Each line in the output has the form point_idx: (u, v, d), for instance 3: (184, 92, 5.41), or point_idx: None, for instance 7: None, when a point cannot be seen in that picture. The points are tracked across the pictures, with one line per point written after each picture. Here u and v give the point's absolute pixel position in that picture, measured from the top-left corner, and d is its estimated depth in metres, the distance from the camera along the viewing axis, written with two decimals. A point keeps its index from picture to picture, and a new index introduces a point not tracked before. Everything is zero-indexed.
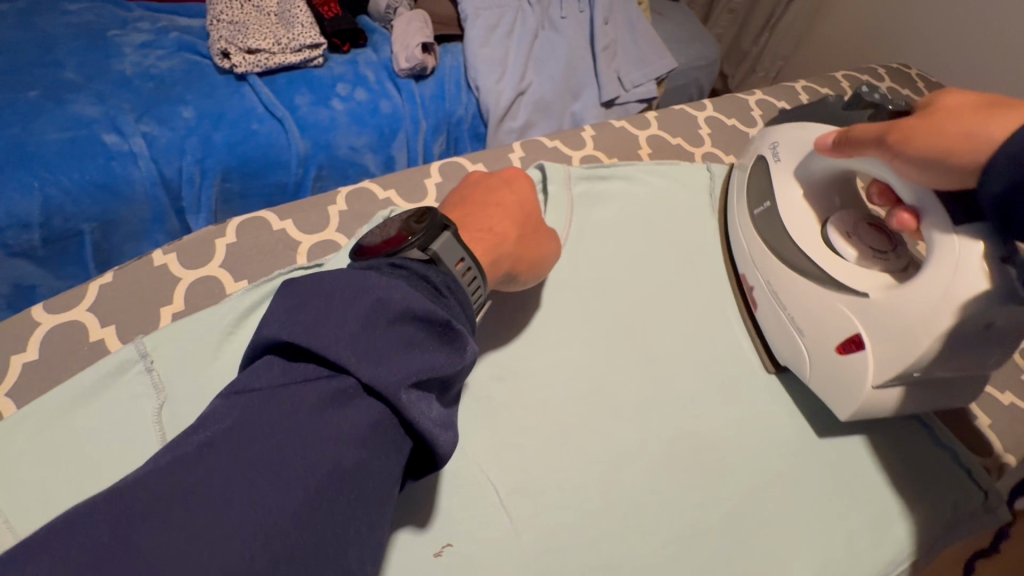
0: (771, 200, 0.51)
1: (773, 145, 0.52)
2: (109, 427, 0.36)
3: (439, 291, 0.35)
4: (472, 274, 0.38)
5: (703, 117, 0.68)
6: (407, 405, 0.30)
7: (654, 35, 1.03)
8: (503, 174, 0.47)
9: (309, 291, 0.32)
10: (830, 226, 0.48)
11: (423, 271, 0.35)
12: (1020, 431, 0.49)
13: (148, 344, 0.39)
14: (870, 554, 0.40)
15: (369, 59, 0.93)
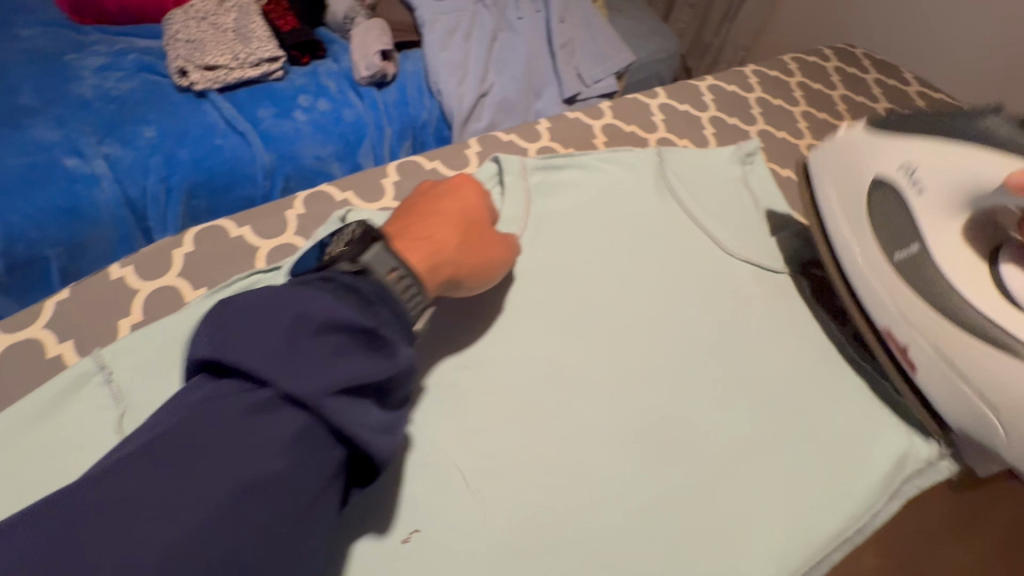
0: (920, 241, 0.45)
1: (909, 169, 0.47)
2: (70, 439, 0.37)
3: (368, 298, 0.33)
4: (408, 283, 0.35)
5: (656, 105, 0.69)
6: (331, 413, 0.28)
7: (609, 31, 1.05)
8: (450, 182, 0.47)
9: (229, 308, 0.30)
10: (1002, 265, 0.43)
11: (354, 280, 0.33)
12: None
13: (105, 356, 0.39)
14: (836, 509, 0.41)
15: (330, 69, 0.94)
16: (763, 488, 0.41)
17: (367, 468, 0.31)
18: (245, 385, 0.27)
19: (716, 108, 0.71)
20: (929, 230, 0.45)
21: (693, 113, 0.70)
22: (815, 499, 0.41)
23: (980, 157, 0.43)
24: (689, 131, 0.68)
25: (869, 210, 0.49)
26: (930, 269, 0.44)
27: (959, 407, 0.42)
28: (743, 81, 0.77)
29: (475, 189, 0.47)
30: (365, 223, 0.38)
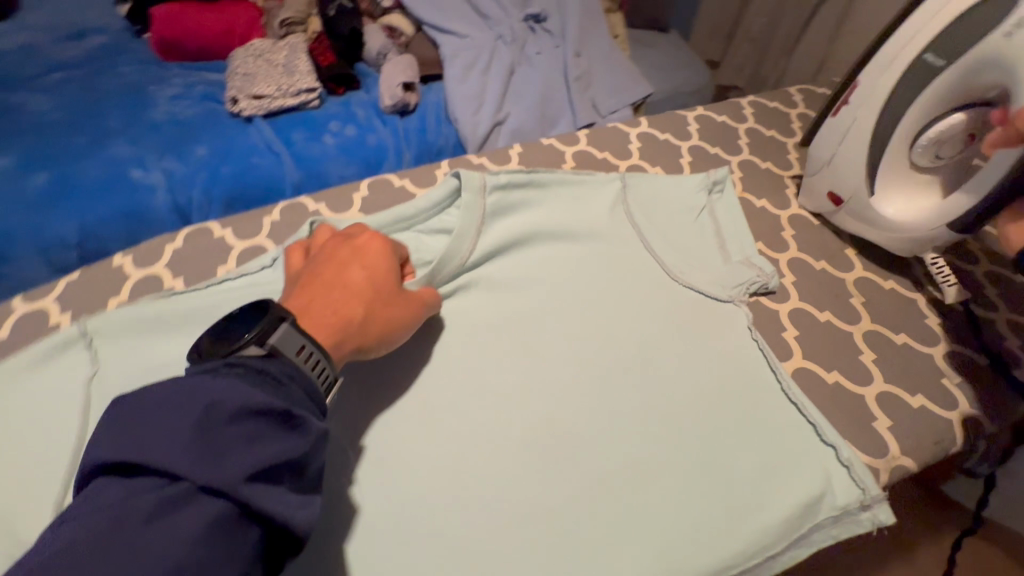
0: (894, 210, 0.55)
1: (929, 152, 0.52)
2: (53, 392, 0.45)
3: (279, 381, 0.32)
4: (319, 362, 0.35)
5: (635, 133, 0.71)
6: (248, 499, 0.27)
7: (628, 65, 1.08)
8: (355, 242, 0.45)
9: (129, 411, 0.29)
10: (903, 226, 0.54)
11: (262, 365, 0.32)
12: (929, 434, 0.46)
13: (87, 325, 0.47)
14: (725, 542, 0.39)
15: (361, 99, 1.04)
16: (646, 509, 0.40)
17: (288, 551, 0.30)
18: (160, 483, 0.26)
19: (699, 137, 0.71)
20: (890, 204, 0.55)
21: (673, 142, 0.70)
22: (701, 528, 0.40)
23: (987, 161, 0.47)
24: (665, 158, 0.69)
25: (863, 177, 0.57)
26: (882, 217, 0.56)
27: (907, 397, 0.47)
28: (737, 110, 0.76)
29: (385, 251, 0.45)
30: (271, 300, 0.37)
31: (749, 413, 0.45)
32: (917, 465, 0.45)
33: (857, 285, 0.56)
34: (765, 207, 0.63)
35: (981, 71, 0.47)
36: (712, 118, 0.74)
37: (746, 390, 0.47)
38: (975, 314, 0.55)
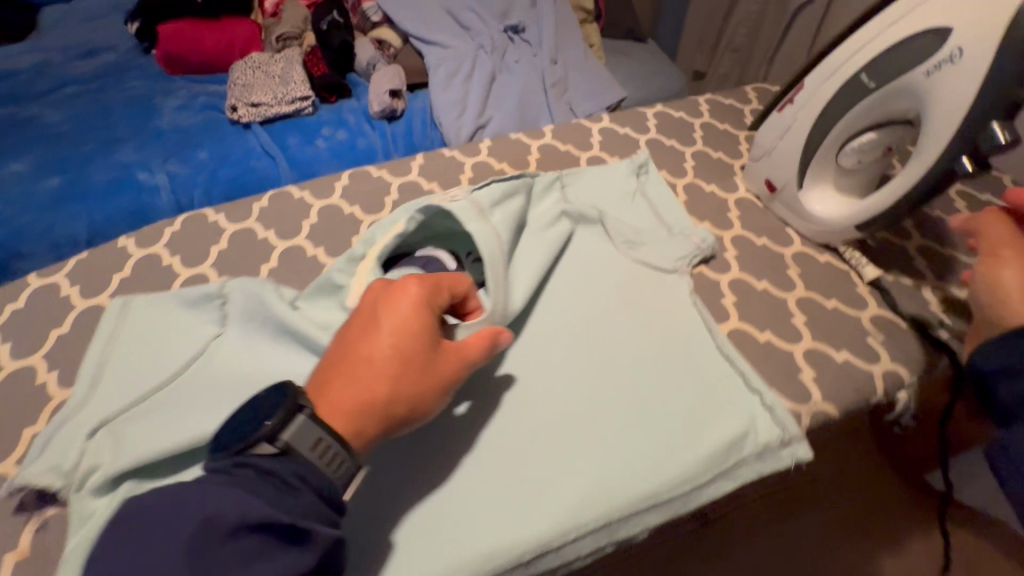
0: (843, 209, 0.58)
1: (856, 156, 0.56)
2: (184, 331, 0.49)
3: (287, 484, 0.33)
4: (336, 452, 0.35)
5: (597, 129, 0.76)
6: None
7: (602, 70, 1.14)
8: (379, 299, 0.40)
9: (136, 518, 0.30)
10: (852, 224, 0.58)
11: (273, 466, 0.33)
12: (849, 384, 0.51)
13: (230, 286, 0.51)
14: (653, 473, 0.44)
15: (352, 106, 1.11)
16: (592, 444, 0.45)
17: None
18: None
19: (657, 131, 0.77)
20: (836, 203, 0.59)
21: (632, 136, 0.76)
22: (639, 460, 0.45)
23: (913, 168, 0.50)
24: (625, 150, 0.74)
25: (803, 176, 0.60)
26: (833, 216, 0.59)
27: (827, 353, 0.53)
28: (694, 107, 0.82)
29: (417, 309, 0.39)
30: (290, 387, 0.36)
31: (682, 367, 0.50)
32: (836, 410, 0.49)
33: (794, 258, 0.61)
34: (713, 192, 0.69)
35: (893, 95, 0.51)
36: (671, 113, 0.80)
37: (680, 349, 0.52)
38: (904, 282, 0.59)
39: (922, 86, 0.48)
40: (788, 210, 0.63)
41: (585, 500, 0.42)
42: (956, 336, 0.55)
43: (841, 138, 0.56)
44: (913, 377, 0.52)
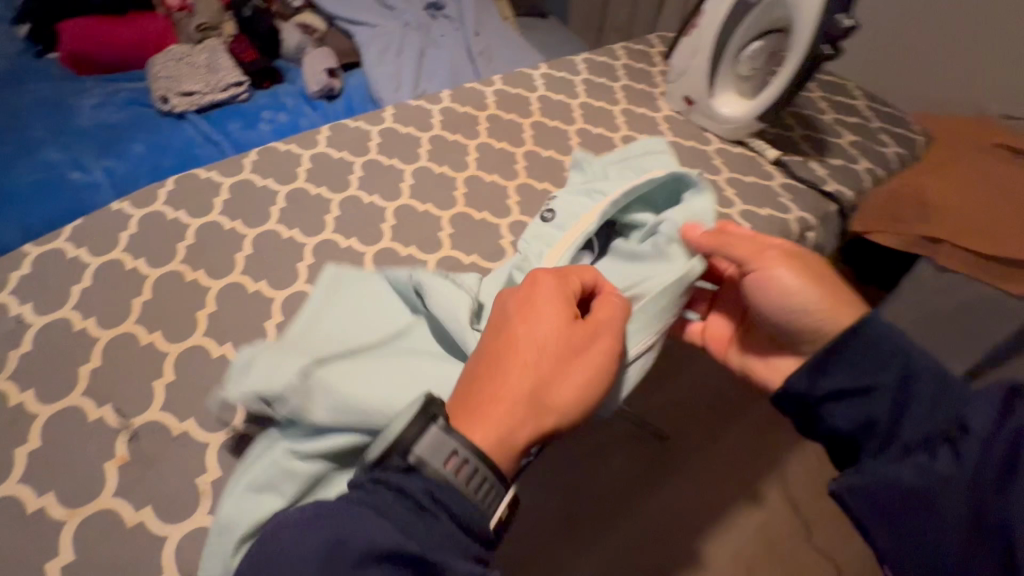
0: (743, 109, 0.74)
1: (746, 60, 0.73)
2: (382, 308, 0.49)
3: (421, 506, 0.32)
4: (480, 473, 0.33)
5: (539, 74, 0.87)
6: None
7: (520, 40, 1.26)
8: (520, 296, 0.41)
9: (277, 537, 0.31)
10: (752, 118, 0.73)
11: (402, 482, 0.33)
12: (773, 230, 0.66)
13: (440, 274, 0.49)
14: None
15: (287, 90, 1.13)
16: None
17: None
18: None
19: (589, 72, 0.89)
20: (737, 105, 0.75)
21: (569, 77, 0.87)
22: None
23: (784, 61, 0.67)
24: (566, 88, 0.85)
25: (711, 85, 0.77)
26: (733, 116, 0.75)
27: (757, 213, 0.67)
28: (614, 53, 0.95)
29: (562, 311, 0.39)
30: (427, 395, 0.36)
31: None
32: None
33: (717, 152, 0.76)
34: (645, 112, 0.82)
35: (768, 8, 0.68)
36: (597, 58, 0.93)
37: None
38: (797, 159, 0.76)
39: None
40: (703, 116, 0.78)
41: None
42: (839, 191, 0.72)
43: (738, 48, 0.72)
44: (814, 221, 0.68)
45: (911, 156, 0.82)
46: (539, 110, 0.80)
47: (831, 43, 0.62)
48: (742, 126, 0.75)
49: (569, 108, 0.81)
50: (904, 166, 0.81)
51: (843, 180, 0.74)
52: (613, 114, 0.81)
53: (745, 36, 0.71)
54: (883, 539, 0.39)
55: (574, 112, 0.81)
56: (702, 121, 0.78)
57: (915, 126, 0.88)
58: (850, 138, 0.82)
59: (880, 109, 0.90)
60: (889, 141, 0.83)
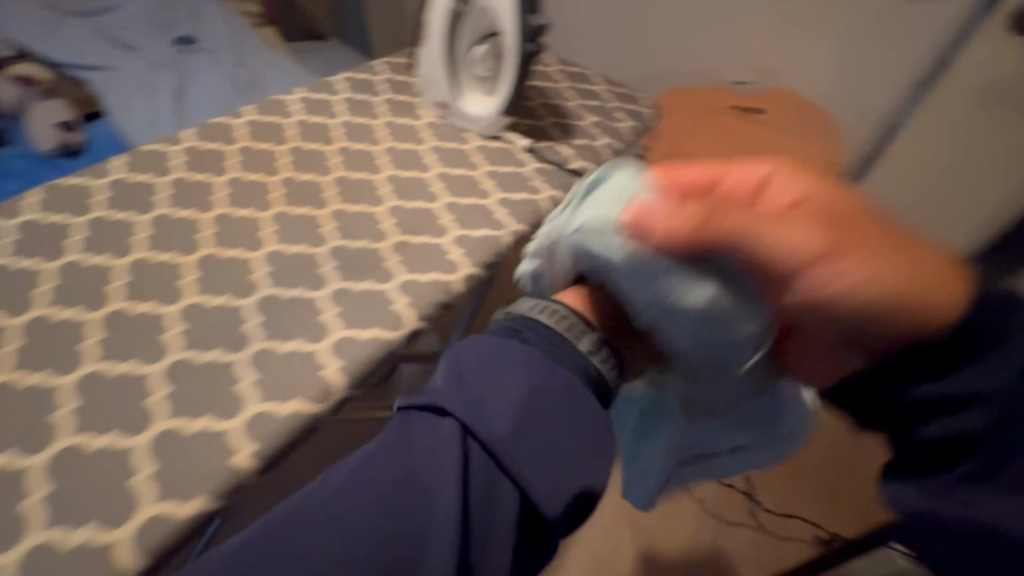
0: (487, 109, 0.80)
1: (474, 66, 0.78)
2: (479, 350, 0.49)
3: (523, 336, 0.41)
4: (575, 320, 0.42)
5: (296, 99, 0.86)
6: (509, 467, 0.33)
7: (292, 65, 1.23)
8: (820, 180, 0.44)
9: (465, 356, 0.38)
10: (497, 116, 0.80)
11: (522, 326, 0.42)
12: (528, 209, 0.72)
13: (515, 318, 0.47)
14: (412, 303, 0.57)
15: (13, 153, 0.97)
16: (387, 291, 0.58)
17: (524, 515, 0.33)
18: (456, 425, 0.34)
19: (348, 90, 0.90)
20: (481, 105, 0.81)
21: (328, 98, 0.87)
22: (421, 288, 0.59)
23: (504, 64, 0.74)
24: (325, 110, 0.86)
25: (453, 90, 0.81)
26: (481, 116, 0.81)
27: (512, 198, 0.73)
28: (374, 68, 0.97)
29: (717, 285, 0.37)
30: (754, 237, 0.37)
31: (410, 231, 0.66)
32: (526, 226, 0.69)
33: (475, 149, 0.81)
34: (406, 122, 0.85)
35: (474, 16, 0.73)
36: (356, 76, 0.94)
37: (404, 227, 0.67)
38: (546, 144, 0.84)
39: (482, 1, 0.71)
40: (459, 117, 0.83)
41: (392, 324, 0.55)
42: (582, 165, 0.82)
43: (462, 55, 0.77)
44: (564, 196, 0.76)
45: (642, 127, 0.96)
46: (297, 135, 0.79)
47: (531, 40, 0.70)
48: (493, 126, 0.81)
49: (329, 129, 0.82)
50: (639, 136, 0.95)
51: (586, 155, 0.84)
52: (376, 128, 0.83)
53: (464, 42, 0.76)
54: (937, 546, 0.35)
55: (334, 132, 0.81)
56: (456, 124, 0.84)
57: (643, 102, 1.03)
58: (591, 119, 0.93)
59: (615, 91, 1.03)
60: (622, 117, 0.96)
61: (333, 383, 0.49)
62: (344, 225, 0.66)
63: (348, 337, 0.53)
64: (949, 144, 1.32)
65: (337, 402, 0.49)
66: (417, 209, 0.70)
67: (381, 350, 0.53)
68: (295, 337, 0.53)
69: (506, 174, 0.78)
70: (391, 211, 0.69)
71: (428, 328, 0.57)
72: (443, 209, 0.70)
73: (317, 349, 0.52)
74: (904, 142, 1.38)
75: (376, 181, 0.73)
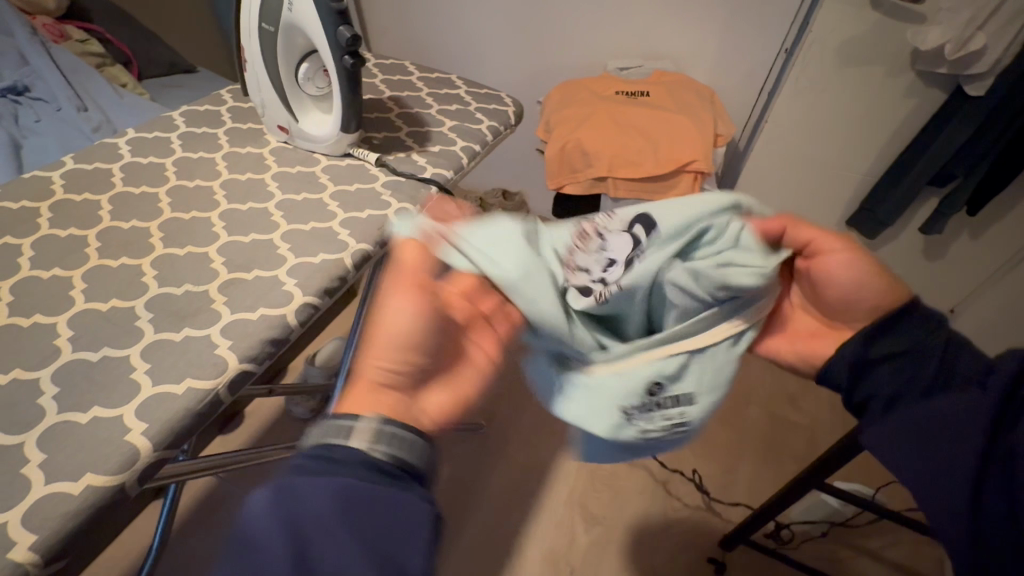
0: (328, 127, 0.77)
1: (307, 85, 0.75)
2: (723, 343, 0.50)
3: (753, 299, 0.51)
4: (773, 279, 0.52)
5: (124, 141, 0.80)
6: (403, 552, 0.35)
7: (144, 102, 1.15)
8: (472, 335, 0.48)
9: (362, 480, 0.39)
10: (340, 134, 0.76)
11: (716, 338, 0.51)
12: (375, 227, 0.69)
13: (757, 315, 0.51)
14: (236, 345, 0.54)
15: None
16: (209, 336, 0.54)
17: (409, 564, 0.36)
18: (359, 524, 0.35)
19: (186, 125, 0.85)
20: (322, 125, 0.77)
21: (162, 135, 0.82)
22: (248, 327, 0.55)
23: (332, 77, 0.71)
24: (159, 148, 0.80)
25: (291, 114, 0.77)
26: (323, 137, 0.77)
27: (356, 218, 0.70)
28: (216, 98, 0.91)
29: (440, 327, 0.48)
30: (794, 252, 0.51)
31: (243, 269, 0.62)
32: (370, 245, 0.67)
33: (323, 170, 0.78)
34: (249, 151, 0.81)
35: (288, 33, 0.70)
36: (196, 108, 0.89)
37: (236, 264, 0.63)
38: (400, 156, 0.83)
39: (293, 18, 0.68)
40: (303, 140, 0.79)
41: (214, 371, 0.51)
42: (436, 173, 0.80)
43: (291, 76, 0.74)
44: (417, 206, 0.74)
45: (503, 125, 0.95)
46: (122, 180, 0.73)
47: (351, 52, 0.68)
48: (340, 144, 0.78)
49: (160, 169, 0.76)
50: (501, 136, 0.94)
51: (441, 163, 0.82)
52: (215, 161, 0.78)
53: (287, 62, 0.73)
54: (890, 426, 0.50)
55: (166, 171, 0.76)
56: (305, 147, 0.80)
57: (506, 98, 1.02)
58: (450, 124, 0.92)
59: (477, 92, 1.02)
60: (482, 117, 0.95)
61: (138, 448, 0.45)
62: (166, 272, 0.61)
63: (161, 394, 0.49)
64: (812, 108, 1.51)
65: (147, 466, 0.46)
66: (253, 242, 0.66)
67: (200, 402, 0.49)
68: (95, 404, 0.48)
69: (355, 190, 0.75)
70: (224, 248, 0.65)
71: (257, 369, 0.54)
72: (282, 239, 0.66)
73: (122, 413, 0.47)
74: (773, 114, 1.57)
75: (210, 219, 0.69)
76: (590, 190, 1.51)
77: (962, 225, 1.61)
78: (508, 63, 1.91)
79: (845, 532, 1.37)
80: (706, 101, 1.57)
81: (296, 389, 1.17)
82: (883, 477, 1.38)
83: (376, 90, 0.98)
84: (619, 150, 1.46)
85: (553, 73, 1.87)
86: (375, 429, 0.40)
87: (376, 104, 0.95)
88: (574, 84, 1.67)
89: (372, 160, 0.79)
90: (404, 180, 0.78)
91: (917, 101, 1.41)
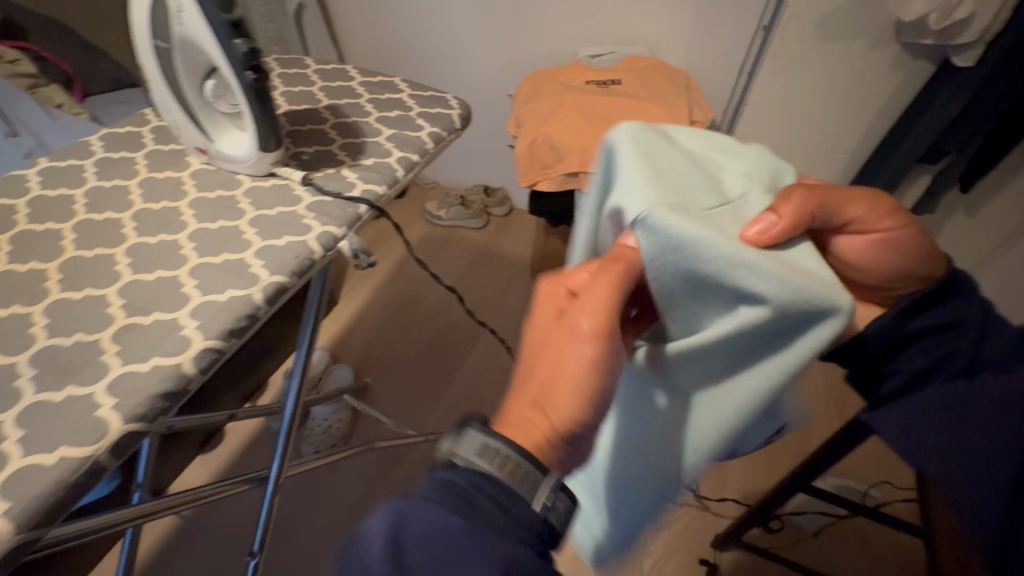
0: (245, 148, 0.71)
1: (218, 101, 0.70)
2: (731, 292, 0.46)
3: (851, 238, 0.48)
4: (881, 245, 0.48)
5: (35, 172, 0.75)
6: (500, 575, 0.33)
7: (75, 120, 1.11)
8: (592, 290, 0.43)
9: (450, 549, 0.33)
10: (258, 154, 0.71)
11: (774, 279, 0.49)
12: (293, 255, 0.64)
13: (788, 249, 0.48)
14: (121, 404, 0.49)
15: None
16: (93, 394, 0.50)
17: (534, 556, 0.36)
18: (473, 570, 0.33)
19: (103, 151, 0.79)
20: (238, 146, 0.72)
21: (76, 162, 0.77)
22: (138, 381, 0.51)
23: (238, 92, 0.65)
24: (70, 177, 0.75)
25: (205, 136, 0.71)
26: (241, 158, 0.72)
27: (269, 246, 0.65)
28: (139, 118, 0.86)
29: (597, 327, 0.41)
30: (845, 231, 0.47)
31: (144, 313, 0.57)
32: (283, 277, 0.62)
33: (244, 193, 0.73)
34: (168, 175, 0.75)
35: (183, 50, 0.65)
36: (116, 130, 0.83)
37: (138, 307, 0.58)
38: (330, 172, 0.77)
39: (185, 31, 0.62)
40: (221, 160, 0.73)
41: (93, 435, 0.47)
42: (367, 190, 0.74)
43: (198, 98, 0.69)
44: (341, 228, 0.69)
45: (446, 130, 0.89)
46: (27, 217, 0.68)
47: (252, 64, 0.62)
48: (265, 165, 0.73)
49: (68, 202, 0.71)
50: (444, 142, 0.89)
51: (374, 177, 0.77)
52: (130, 189, 0.73)
53: (188, 81, 0.67)
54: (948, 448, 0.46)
55: (75, 204, 0.70)
56: (225, 169, 0.75)
57: (452, 100, 0.96)
58: (388, 132, 0.86)
59: (421, 95, 0.96)
60: (424, 123, 0.89)
61: None
62: (58, 321, 0.56)
63: (30, 467, 0.45)
64: (793, 90, 1.43)
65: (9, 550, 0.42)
66: (158, 280, 0.61)
67: (76, 471, 0.45)
68: None
69: (274, 212, 0.70)
70: (125, 290, 0.59)
71: (148, 428, 0.50)
72: (189, 275, 0.61)
73: None
74: (752, 96, 1.48)
75: (114, 256, 0.64)
76: (563, 186, 1.45)
77: (957, 202, 1.53)
78: (478, 58, 1.84)
79: (840, 528, 1.30)
80: (681, 86, 1.50)
81: (259, 412, 1.09)
82: (880, 473, 1.32)
83: (313, 100, 0.92)
84: (590, 143, 1.39)
85: (525, 65, 1.80)
86: (517, 463, 0.36)
87: (310, 116, 0.89)
88: (543, 76, 1.60)
89: (296, 179, 0.74)
90: (328, 197, 0.72)
91: (905, 74, 1.33)
